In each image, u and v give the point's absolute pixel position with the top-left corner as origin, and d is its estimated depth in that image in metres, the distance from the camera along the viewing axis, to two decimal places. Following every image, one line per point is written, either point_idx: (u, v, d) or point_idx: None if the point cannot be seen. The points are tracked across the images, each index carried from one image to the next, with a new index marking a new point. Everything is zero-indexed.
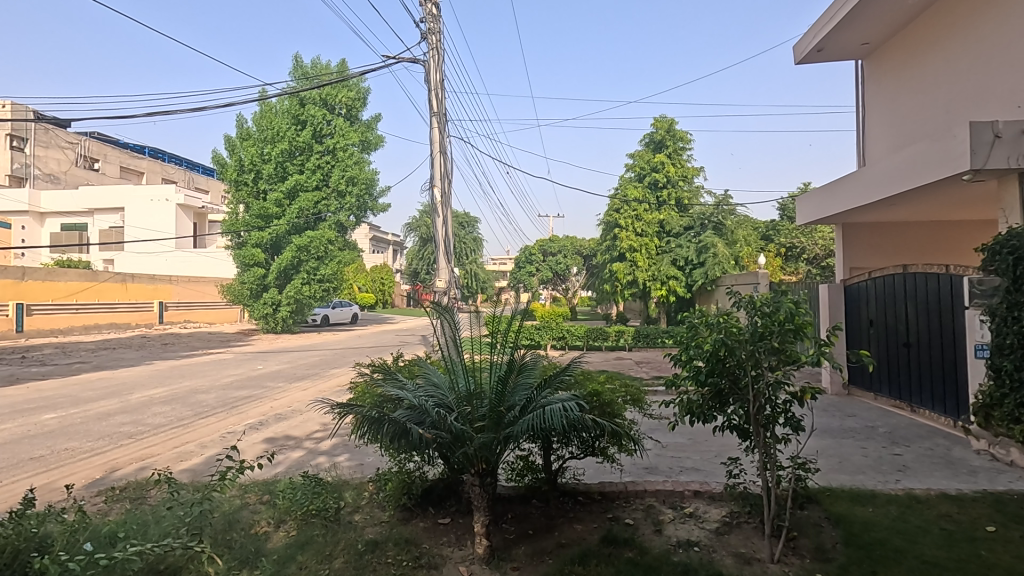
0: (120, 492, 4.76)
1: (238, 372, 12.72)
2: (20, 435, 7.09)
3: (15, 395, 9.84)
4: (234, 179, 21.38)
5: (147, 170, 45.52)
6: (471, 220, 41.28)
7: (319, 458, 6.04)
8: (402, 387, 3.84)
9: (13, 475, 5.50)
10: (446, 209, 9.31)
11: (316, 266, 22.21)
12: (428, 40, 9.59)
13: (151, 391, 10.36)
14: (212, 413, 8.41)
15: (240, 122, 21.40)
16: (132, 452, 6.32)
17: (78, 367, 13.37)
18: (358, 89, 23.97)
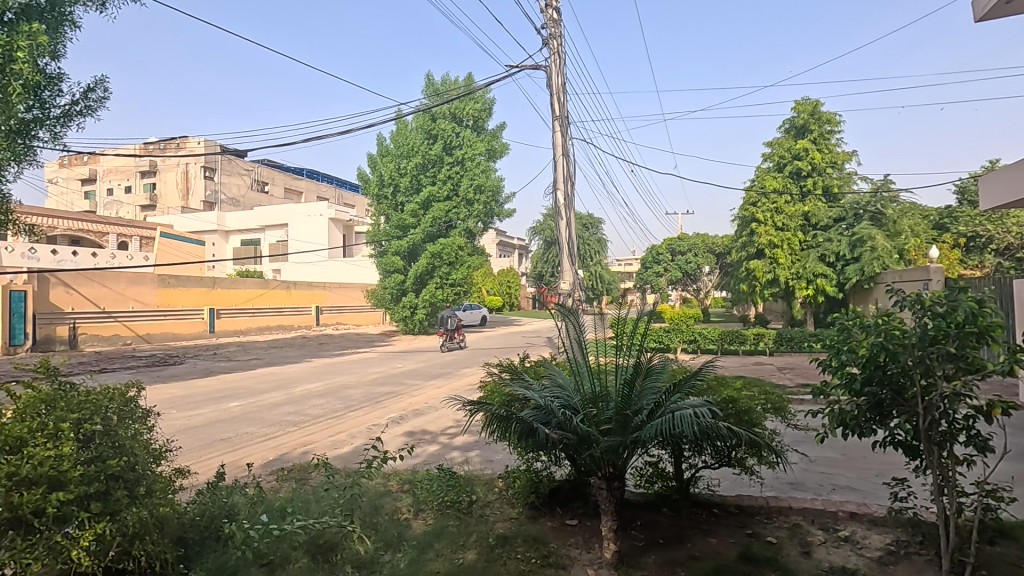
0: (287, 473, 5.42)
1: (380, 370, 13.87)
2: (213, 418, 8.43)
3: (209, 385, 11.71)
4: (376, 193, 23.56)
5: (306, 189, 51.59)
6: (595, 222, 40.76)
7: (453, 453, 6.39)
8: (529, 387, 3.90)
9: (208, 453, 6.54)
10: (570, 211, 9.35)
11: (447, 271, 23.55)
12: (549, 45, 9.71)
13: (311, 385, 11.72)
14: (359, 407, 9.27)
15: (380, 140, 23.34)
16: (296, 439, 7.19)
17: (254, 363, 15.54)
18: (484, 100, 24.78)
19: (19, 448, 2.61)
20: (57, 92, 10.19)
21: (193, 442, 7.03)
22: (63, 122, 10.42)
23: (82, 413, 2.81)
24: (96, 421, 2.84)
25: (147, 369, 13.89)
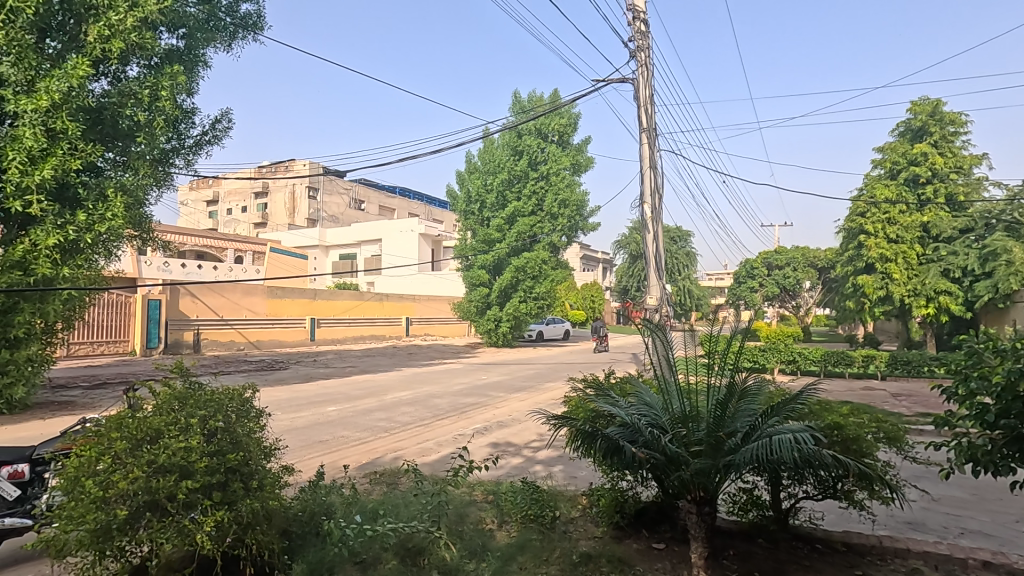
0: (379, 477, 5.69)
1: (465, 382, 14.19)
2: (313, 421, 9.03)
3: (310, 390, 12.57)
4: (463, 209, 24.22)
5: (398, 207, 54.31)
6: (684, 235, 39.33)
7: (536, 466, 6.41)
8: (615, 403, 3.84)
9: (309, 453, 7.01)
10: (657, 224, 9.12)
11: (531, 285, 23.84)
12: (636, 58, 9.62)
13: (400, 393, 12.23)
14: (445, 416, 9.55)
15: (469, 158, 24.12)
16: (387, 444, 7.53)
17: (350, 370, 16.49)
18: (570, 115, 24.87)
19: (157, 438, 2.96)
20: (191, 124, 11.55)
21: (297, 442, 7.57)
22: (194, 150, 11.77)
23: (207, 410, 3.14)
24: (219, 418, 3.16)
25: (257, 373, 15.17)
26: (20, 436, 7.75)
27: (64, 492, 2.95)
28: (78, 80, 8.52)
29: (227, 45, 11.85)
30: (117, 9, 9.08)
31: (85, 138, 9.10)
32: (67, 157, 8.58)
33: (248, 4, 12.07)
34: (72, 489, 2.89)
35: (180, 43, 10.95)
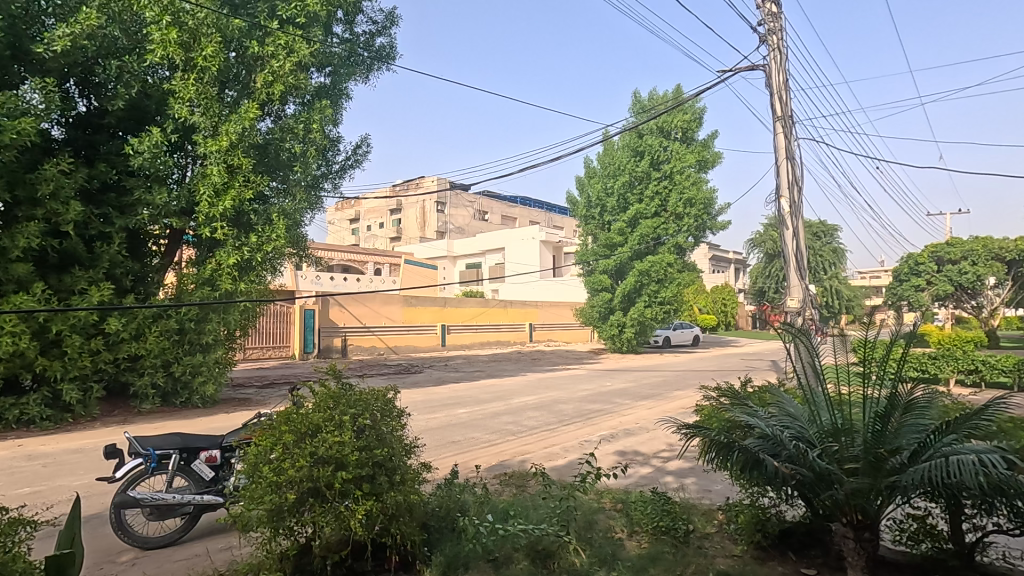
0: (509, 478, 5.85)
1: (590, 387, 14.12)
2: (446, 422, 9.57)
3: (442, 392, 13.34)
4: (584, 215, 24.17)
5: (520, 216, 55.70)
6: (830, 230, 35.44)
7: (667, 477, 6.16)
8: (753, 414, 3.58)
9: (443, 453, 7.41)
10: (797, 220, 8.35)
11: (656, 289, 23.12)
12: (767, 42, 8.94)
13: (526, 398, 12.48)
14: (571, 422, 9.58)
15: (588, 162, 24.00)
16: (515, 447, 7.75)
17: (477, 375, 17.18)
18: (693, 110, 23.71)
19: (316, 433, 3.32)
20: (337, 151, 12.91)
21: (433, 441, 8.08)
22: (340, 174, 13.12)
23: (356, 409, 3.47)
24: (367, 416, 3.49)
25: (396, 376, 16.41)
26: (210, 427, 9.14)
27: (246, 476, 3.40)
28: (249, 121, 9.95)
29: (365, 77, 13.07)
30: (278, 57, 10.47)
31: (255, 170, 10.54)
32: (242, 188, 10.03)
33: (382, 38, 13.23)
34: (252, 474, 3.33)
35: (327, 80, 12.28)
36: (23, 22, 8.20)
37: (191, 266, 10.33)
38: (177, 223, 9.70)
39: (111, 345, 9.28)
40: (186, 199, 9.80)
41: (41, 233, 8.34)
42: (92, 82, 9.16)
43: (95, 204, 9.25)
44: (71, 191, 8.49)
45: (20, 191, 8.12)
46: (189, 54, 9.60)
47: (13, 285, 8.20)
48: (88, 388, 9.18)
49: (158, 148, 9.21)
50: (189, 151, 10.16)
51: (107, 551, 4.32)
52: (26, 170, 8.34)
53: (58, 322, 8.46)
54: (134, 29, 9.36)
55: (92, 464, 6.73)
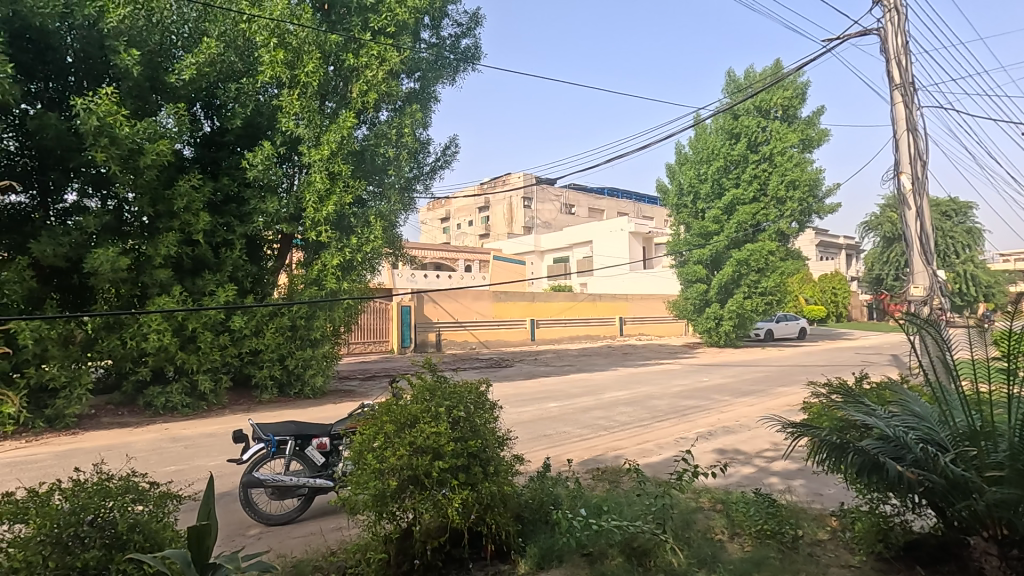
0: (602, 473, 5.78)
1: (685, 383, 13.64)
2: (538, 415, 9.66)
3: (534, 386, 13.48)
4: (676, 203, 23.21)
5: (608, 207, 54.79)
6: (962, 208, 31.50)
7: (772, 478, 5.81)
8: (871, 413, 3.28)
9: (535, 446, 7.48)
10: (920, 198, 7.49)
11: (757, 279, 21.81)
12: (881, 3, 8.09)
13: (617, 392, 12.29)
14: (665, 418, 9.30)
15: (679, 148, 23.06)
16: (608, 442, 7.66)
17: (568, 369, 17.17)
18: (795, 85, 22.02)
19: (414, 423, 3.49)
20: (427, 153, 13.42)
21: (525, 434, 8.19)
22: (430, 175, 13.64)
23: (451, 401, 3.62)
24: (461, 408, 3.62)
25: (489, 370, 16.82)
26: (321, 416, 9.88)
27: (352, 462, 3.62)
28: (347, 130, 10.61)
29: (452, 79, 13.45)
30: (371, 67, 11.06)
31: (354, 176, 11.20)
32: (343, 193, 10.70)
33: (467, 39, 13.56)
34: (358, 461, 3.54)
35: (417, 85, 12.78)
36: (158, 55, 9.29)
37: (301, 267, 11.19)
38: (288, 228, 10.55)
39: (236, 341, 10.29)
40: (294, 206, 10.64)
41: (177, 243, 9.44)
42: (214, 105, 10.18)
43: (220, 214, 10.29)
44: (199, 204, 9.51)
45: (160, 205, 9.24)
46: (294, 71, 10.39)
47: (157, 288, 9.35)
48: (218, 379, 10.27)
49: (270, 160, 10.07)
50: (297, 161, 10.99)
51: (238, 525, 4.81)
52: (164, 186, 9.45)
53: (193, 320, 9.55)
54: (247, 53, 10.29)
55: (224, 447, 7.52)
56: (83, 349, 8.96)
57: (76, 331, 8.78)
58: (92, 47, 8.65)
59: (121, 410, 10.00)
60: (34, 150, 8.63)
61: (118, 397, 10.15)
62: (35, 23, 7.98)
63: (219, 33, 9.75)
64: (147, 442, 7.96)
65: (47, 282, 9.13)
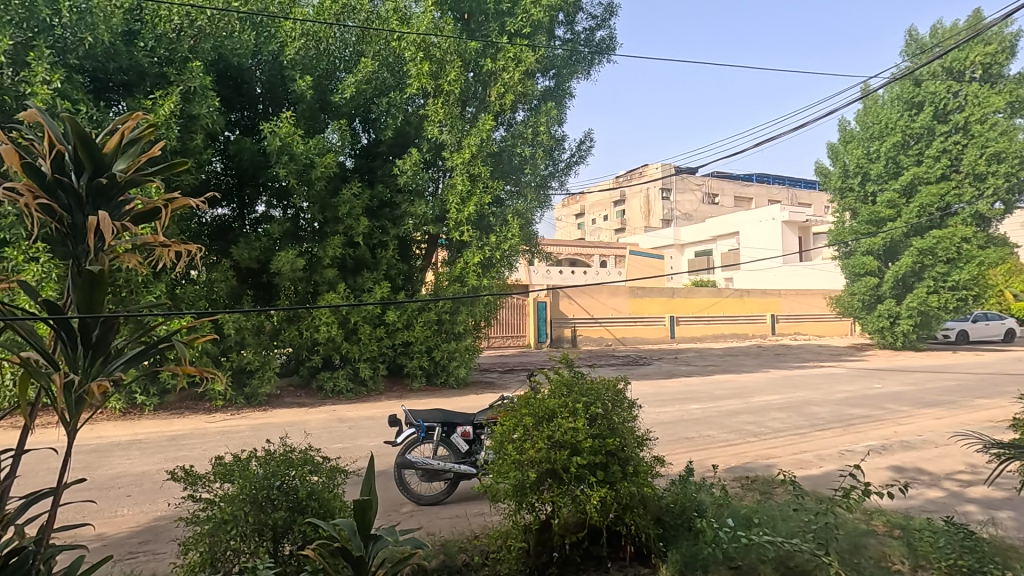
0: (752, 483, 5.35)
1: (852, 389, 12.12)
2: (678, 417, 9.24)
3: (674, 386, 12.93)
4: (839, 187, 20.44)
5: (756, 195, 50.62)
6: None
7: (969, 507, 4.92)
8: None
9: (676, 448, 7.17)
10: None
11: (946, 270, 18.63)
12: None
13: (769, 397, 11.29)
14: (828, 427, 8.34)
15: (844, 125, 20.53)
16: (758, 449, 7.08)
17: (712, 369, 16.18)
18: (1000, 38, 18.31)
19: (552, 418, 3.53)
20: (563, 150, 13.50)
21: (664, 435, 7.89)
22: (566, 171, 13.69)
23: (588, 398, 3.61)
24: (598, 405, 3.59)
25: (626, 367, 16.47)
26: (464, 405, 10.45)
27: (493, 451, 3.75)
28: (486, 132, 11.09)
29: (587, 73, 13.35)
30: (508, 69, 11.39)
31: (492, 176, 11.65)
32: (483, 194, 11.18)
33: (602, 31, 13.36)
34: (499, 450, 3.66)
35: (552, 82, 12.90)
36: (325, 79, 10.48)
37: (445, 265, 11.90)
38: (434, 229, 11.28)
39: (391, 333, 11.27)
40: (439, 208, 11.35)
41: (342, 245, 10.60)
42: (370, 119, 11.21)
43: (376, 218, 11.32)
44: (359, 209, 10.56)
45: (328, 212, 10.45)
46: (438, 81, 11.09)
47: (326, 286, 10.58)
48: (376, 367, 11.35)
49: (417, 166, 10.84)
50: (441, 166, 11.68)
51: (393, 502, 5.26)
52: (332, 195, 10.65)
53: (355, 314, 10.66)
54: (397, 69, 11.20)
55: (381, 429, 8.29)
56: (271, 338, 10.47)
57: (265, 322, 10.29)
58: (274, 76, 10.01)
59: (299, 392, 11.49)
60: (233, 170, 10.22)
61: (297, 380, 11.68)
62: (233, 62, 9.47)
63: (374, 53, 10.74)
64: (320, 421, 9.07)
65: (244, 281, 10.81)
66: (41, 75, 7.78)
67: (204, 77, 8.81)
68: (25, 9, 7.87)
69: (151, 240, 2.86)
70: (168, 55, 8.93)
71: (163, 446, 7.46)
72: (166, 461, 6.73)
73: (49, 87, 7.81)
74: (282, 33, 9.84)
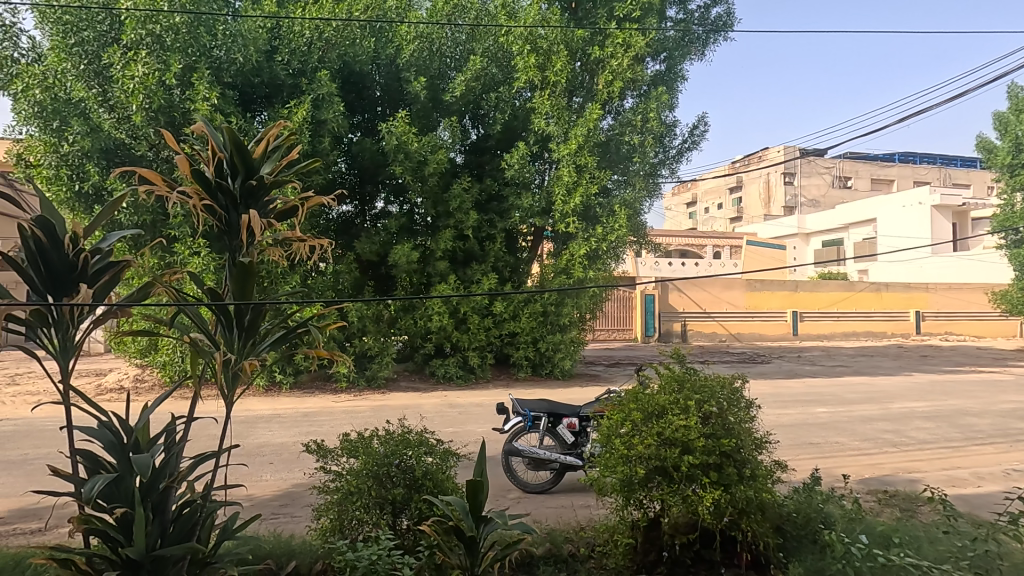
0: (890, 497, 4.80)
1: (1021, 399, 10.41)
2: (802, 420, 8.54)
3: (796, 387, 11.95)
4: (1006, 165, 17.72)
5: (898, 176, 45.07)
6: None
7: None
8: None
9: (799, 453, 6.63)
10: None
11: None
12: None
13: (912, 403, 10.04)
14: (988, 441, 7.25)
15: (1014, 91, 17.47)
16: (898, 461, 6.34)
17: (841, 370, 14.73)
18: None
19: (662, 414, 3.43)
20: (674, 136, 12.96)
21: (785, 439, 7.33)
22: (677, 158, 13.13)
23: (701, 395, 3.46)
24: (712, 404, 3.42)
25: (741, 365, 15.48)
26: (570, 397, 10.47)
27: (599, 445, 3.70)
28: (593, 122, 10.93)
29: (701, 53, 12.67)
30: (617, 56, 11.12)
31: (599, 166, 11.48)
32: (589, 185, 11.05)
33: (718, 7, 12.59)
34: (605, 443, 3.60)
35: (663, 66, 12.39)
36: (437, 78, 10.93)
37: (551, 257, 11.93)
38: (540, 221, 11.35)
39: (498, 323, 11.55)
40: (545, 200, 11.37)
41: (452, 238, 11.03)
42: (478, 115, 11.50)
43: (485, 212, 11.63)
44: (468, 203, 10.91)
45: (440, 207, 10.93)
46: (544, 73, 11.11)
47: (438, 277, 11.07)
48: (484, 356, 11.74)
49: (524, 159, 10.94)
50: (547, 158, 11.69)
51: (501, 487, 5.43)
52: (443, 190, 11.11)
53: (464, 305, 11.06)
54: (505, 63, 11.36)
55: (489, 416, 8.56)
56: (389, 326, 11.19)
57: (383, 311, 11.01)
58: (391, 79, 10.61)
59: (413, 377, 12.18)
60: (356, 169, 10.99)
61: (411, 366, 12.37)
62: (356, 68, 10.17)
63: (483, 50, 11.00)
64: (432, 405, 9.56)
65: (365, 272, 11.65)
66: (201, 93, 8.90)
67: (330, 84, 9.56)
68: (188, 36, 9.03)
69: (291, 236, 3.17)
70: (301, 67, 9.79)
71: (298, 421, 8.28)
72: (300, 434, 7.47)
73: (207, 103, 8.92)
74: (398, 37, 10.39)
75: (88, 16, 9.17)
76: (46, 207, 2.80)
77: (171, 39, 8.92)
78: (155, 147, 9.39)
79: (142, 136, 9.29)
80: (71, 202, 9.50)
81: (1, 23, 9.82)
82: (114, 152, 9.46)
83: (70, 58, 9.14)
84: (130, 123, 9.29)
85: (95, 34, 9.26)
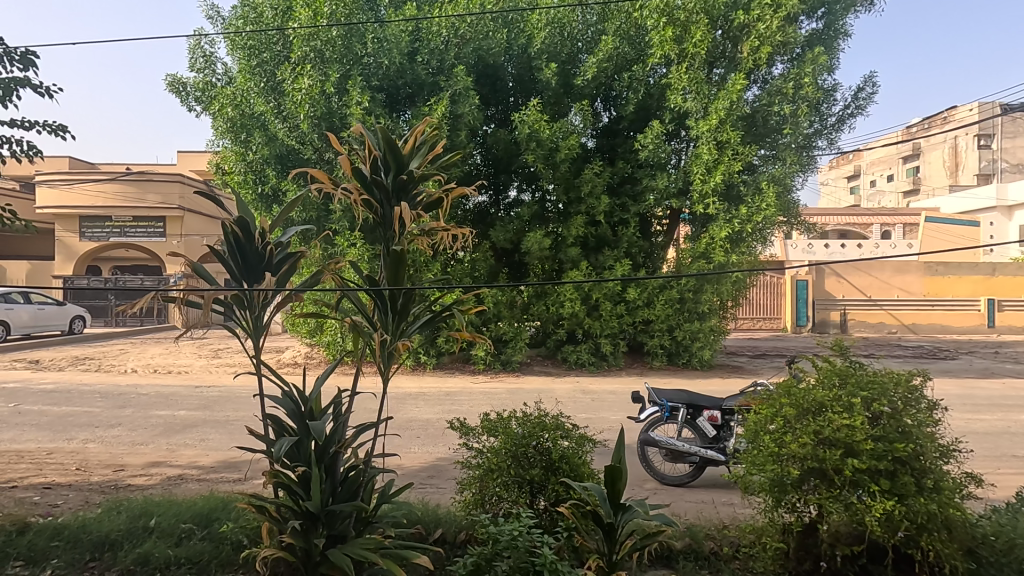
0: None
1: None
2: (1002, 428, 7.16)
3: (995, 389, 10.04)
4: None
5: None
6: None
7: None
8: None
9: (998, 467, 5.59)
10: None
11: None
12: None
13: None
14: None
15: None
16: None
17: None
18: None
19: (821, 412, 3.10)
20: (834, 101, 11.55)
21: (980, 449, 6.22)
22: (837, 127, 11.69)
23: (870, 392, 3.07)
24: (884, 403, 3.03)
25: (917, 360, 13.46)
26: (709, 389, 9.92)
27: (745, 441, 3.42)
28: (737, 93, 10.10)
29: (870, 3, 11.05)
30: (764, 18, 10.13)
31: (743, 142, 10.63)
32: (732, 161, 10.27)
33: None
34: (752, 440, 3.32)
35: (820, 24, 11.06)
36: (569, 63, 10.86)
37: (688, 241, 11.33)
38: (676, 203, 10.82)
39: (632, 310, 11.30)
40: (682, 180, 10.79)
41: (584, 224, 10.96)
42: (610, 97, 11.24)
43: (617, 196, 11.38)
44: (599, 188, 10.74)
45: (572, 193, 10.90)
46: (681, 46, 10.50)
47: (570, 264, 11.09)
48: (617, 344, 11.60)
49: (659, 139, 10.45)
50: (684, 136, 11.06)
51: (637, 477, 5.32)
52: (575, 176, 11.07)
53: (597, 291, 10.98)
54: (639, 40, 10.95)
55: (622, 405, 8.42)
56: (522, 311, 11.48)
57: (517, 297, 11.30)
58: (523, 69, 10.76)
59: (547, 363, 12.39)
60: (490, 160, 11.35)
61: (544, 351, 12.57)
62: (489, 61, 10.48)
63: (615, 29, 10.72)
64: (565, 391, 9.65)
65: (500, 260, 12.07)
66: (355, 98, 9.80)
67: (465, 79, 9.96)
68: (343, 48, 9.98)
69: (437, 226, 3.37)
70: (439, 65, 10.29)
71: (440, 399, 8.88)
72: (443, 412, 7.99)
73: (360, 107, 9.81)
74: (530, 26, 10.51)
75: (266, 41, 10.58)
76: (240, 206, 3.27)
77: (330, 51, 9.91)
78: (319, 151, 10.52)
79: (307, 141, 10.45)
80: (255, 203, 11.06)
81: (203, 53, 11.66)
82: (287, 157, 10.82)
83: (254, 78, 10.64)
84: (297, 129, 10.47)
85: (271, 54, 10.63)
